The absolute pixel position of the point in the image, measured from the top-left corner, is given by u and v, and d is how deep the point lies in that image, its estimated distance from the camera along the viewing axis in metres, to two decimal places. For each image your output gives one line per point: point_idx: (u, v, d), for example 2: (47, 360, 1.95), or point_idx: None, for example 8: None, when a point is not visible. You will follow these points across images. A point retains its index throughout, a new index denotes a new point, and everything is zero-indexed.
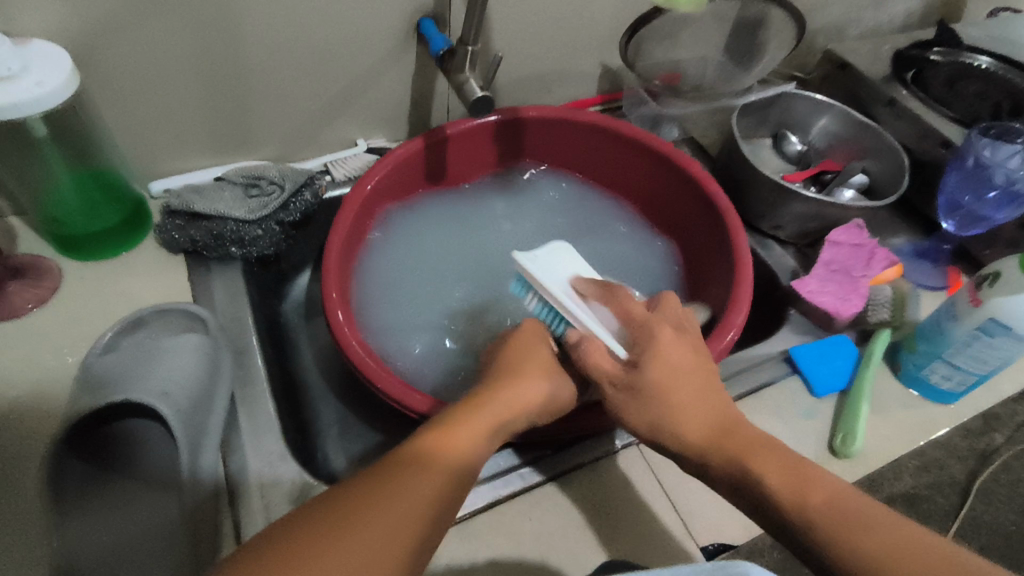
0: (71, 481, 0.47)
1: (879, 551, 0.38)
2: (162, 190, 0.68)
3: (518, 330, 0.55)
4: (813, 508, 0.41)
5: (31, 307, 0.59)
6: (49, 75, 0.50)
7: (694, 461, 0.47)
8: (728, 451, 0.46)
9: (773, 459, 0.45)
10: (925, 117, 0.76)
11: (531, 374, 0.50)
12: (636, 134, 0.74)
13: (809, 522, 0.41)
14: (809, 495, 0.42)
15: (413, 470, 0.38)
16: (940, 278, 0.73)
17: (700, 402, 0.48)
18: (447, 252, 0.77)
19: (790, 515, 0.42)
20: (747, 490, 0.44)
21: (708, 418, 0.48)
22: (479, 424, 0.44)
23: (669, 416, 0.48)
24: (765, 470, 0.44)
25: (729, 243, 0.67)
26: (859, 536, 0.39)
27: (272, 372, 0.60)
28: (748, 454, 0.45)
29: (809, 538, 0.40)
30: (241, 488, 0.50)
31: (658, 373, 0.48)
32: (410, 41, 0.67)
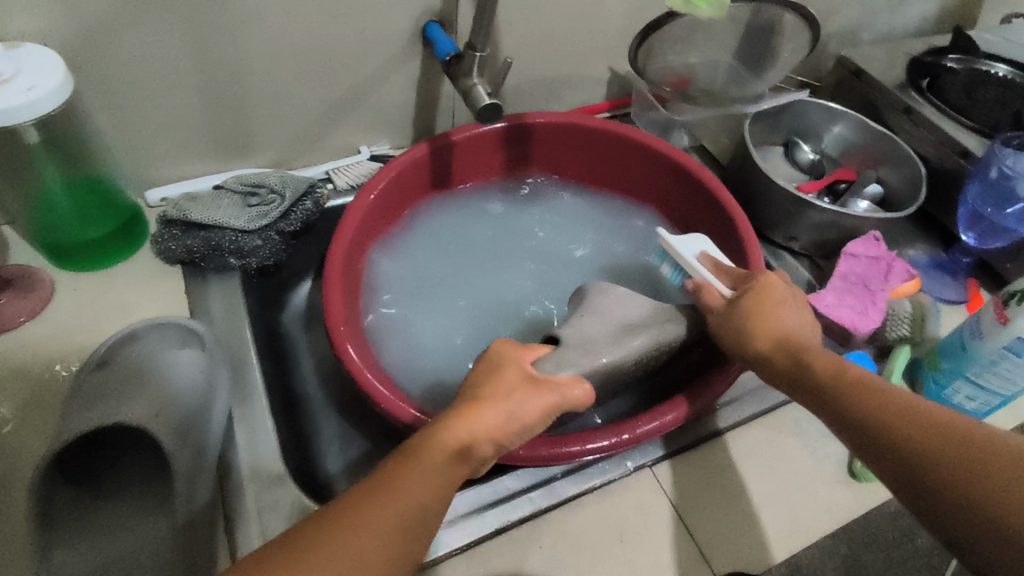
0: (61, 504, 0.45)
1: (899, 415, 0.40)
2: (159, 198, 0.67)
3: (493, 347, 0.48)
4: (855, 389, 0.43)
5: (22, 319, 0.57)
6: (42, 79, 0.48)
7: (758, 361, 0.49)
8: (790, 354, 0.48)
9: (819, 356, 0.47)
10: (943, 125, 0.74)
11: (496, 394, 0.43)
12: (646, 141, 0.72)
13: (843, 387, 0.43)
14: (848, 374, 0.44)
15: (403, 464, 0.39)
16: (959, 291, 0.71)
17: (777, 318, 0.50)
18: (451, 263, 0.75)
19: (846, 399, 0.43)
20: (802, 382, 0.46)
21: (786, 327, 0.50)
22: (484, 419, 0.41)
23: (744, 330, 0.50)
24: (813, 354, 0.47)
25: (744, 254, 0.65)
26: (883, 400, 0.41)
27: (271, 387, 0.58)
28: (811, 355, 0.47)
29: (837, 394, 0.43)
30: (237, 511, 0.47)
31: (750, 304, 0.52)
32: (416, 46, 0.66)
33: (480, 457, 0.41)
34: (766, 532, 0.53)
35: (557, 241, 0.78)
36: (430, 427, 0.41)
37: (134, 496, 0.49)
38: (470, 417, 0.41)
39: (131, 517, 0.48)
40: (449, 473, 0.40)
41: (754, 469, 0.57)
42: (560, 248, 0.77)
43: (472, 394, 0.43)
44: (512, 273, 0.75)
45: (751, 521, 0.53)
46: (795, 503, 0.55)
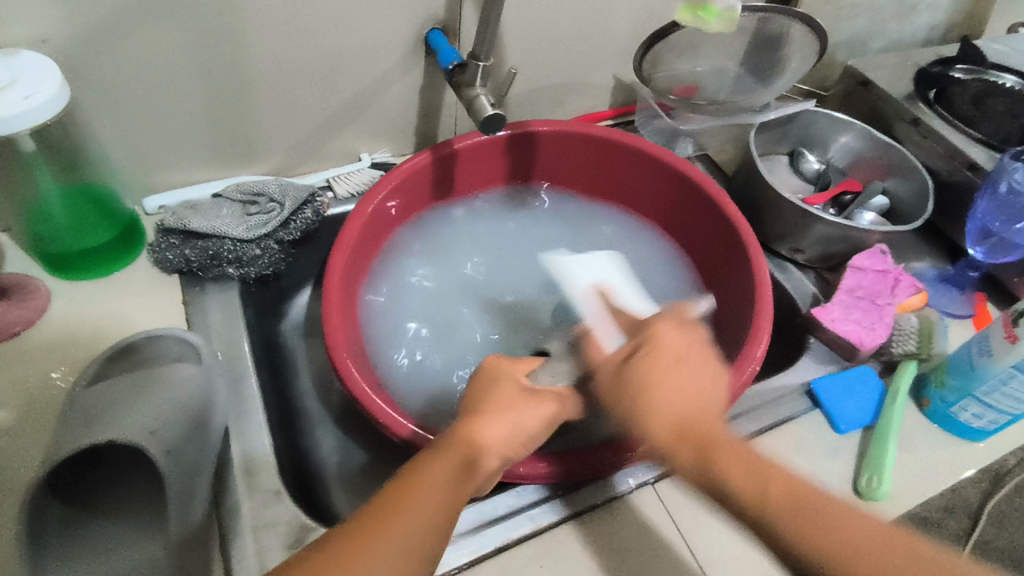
0: (54, 524, 0.44)
1: (843, 557, 0.39)
2: (156, 206, 0.66)
3: (483, 365, 0.51)
4: (775, 497, 0.42)
5: (17, 329, 0.56)
6: (38, 88, 0.47)
7: (662, 452, 0.45)
8: (692, 445, 0.44)
9: (740, 461, 0.43)
10: (950, 137, 0.73)
11: (499, 406, 0.46)
12: (651, 151, 0.71)
13: (767, 510, 0.41)
14: (771, 487, 0.42)
15: (427, 467, 0.40)
16: (966, 306, 0.70)
17: (682, 390, 0.46)
18: (448, 276, 0.74)
19: (772, 509, 0.41)
20: (714, 484, 0.43)
21: (684, 407, 0.46)
22: (497, 431, 0.44)
23: (645, 410, 0.46)
24: (720, 457, 0.43)
25: (748, 268, 0.65)
26: (810, 525, 0.40)
27: (269, 399, 0.58)
28: (707, 438, 0.45)
29: (763, 519, 0.41)
30: (232, 531, 0.48)
31: (643, 364, 0.48)
32: (419, 54, 0.65)
33: (495, 466, 0.44)
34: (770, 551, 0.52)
35: (555, 254, 0.78)
36: (452, 432, 0.44)
37: (126, 513, 0.48)
38: (482, 428, 0.44)
39: (126, 535, 0.48)
40: (466, 480, 0.41)
41: None
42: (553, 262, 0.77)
43: (477, 404, 0.47)
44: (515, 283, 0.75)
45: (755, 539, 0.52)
46: None
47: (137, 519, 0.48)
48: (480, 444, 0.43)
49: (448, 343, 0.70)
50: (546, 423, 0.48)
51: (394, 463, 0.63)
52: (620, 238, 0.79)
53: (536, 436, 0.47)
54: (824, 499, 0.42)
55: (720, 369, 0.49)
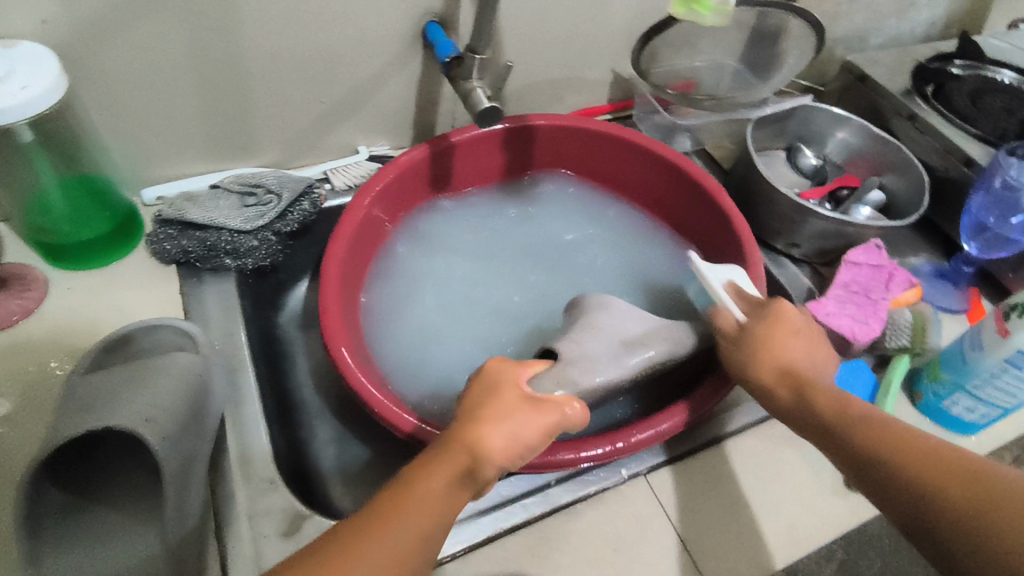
0: (52, 507, 0.45)
1: (914, 458, 0.39)
2: (155, 197, 0.67)
3: (488, 366, 0.46)
4: (855, 419, 0.43)
5: (16, 319, 0.57)
6: (36, 79, 0.47)
7: (762, 395, 0.49)
8: (790, 384, 0.48)
9: (828, 396, 0.46)
10: (947, 133, 0.74)
11: (499, 416, 0.42)
12: (647, 144, 0.72)
13: (846, 425, 0.43)
14: (850, 409, 0.44)
15: (423, 475, 0.40)
16: (961, 301, 0.71)
17: (800, 348, 0.50)
18: (445, 266, 0.74)
19: (844, 431, 0.43)
20: (805, 408, 0.46)
21: (795, 360, 0.49)
22: (494, 442, 0.41)
23: (751, 356, 0.50)
24: (815, 391, 0.46)
25: (743, 261, 0.65)
26: (879, 433, 0.42)
27: (265, 389, 0.58)
28: (809, 383, 0.47)
29: (842, 432, 0.43)
30: (228, 518, 0.49)
31: (759, 325, 0.51)
32: (417, 47, 0.65)
33: (492, 477, 0.41)
34: (761, 542, 0.52)
35: (554, 245, 0.77)
36: (448, 439, 0.41)
37: (122, 501, 0.49)
38: (482, 436, 0.41)
39: (122, 522, 0.48)
40: (463, 488, 0.40)
41: (747, 480, 0.56)
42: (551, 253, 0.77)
43: (476, 409, 0.42)
44: (512, 273, 0.75)
45: (746, 529, 0.53)
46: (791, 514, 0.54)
47: (132, 506, 0.49)
48: (480, 454, 0.40)
49: (447, 333, 0.70)
50: (548, 434, 0.43)
51: (390, 454, 0.64)
52: (618, 231, 0.78)
53: (542, 446, 0.43)
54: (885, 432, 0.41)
55: (834, 354, 0.53)
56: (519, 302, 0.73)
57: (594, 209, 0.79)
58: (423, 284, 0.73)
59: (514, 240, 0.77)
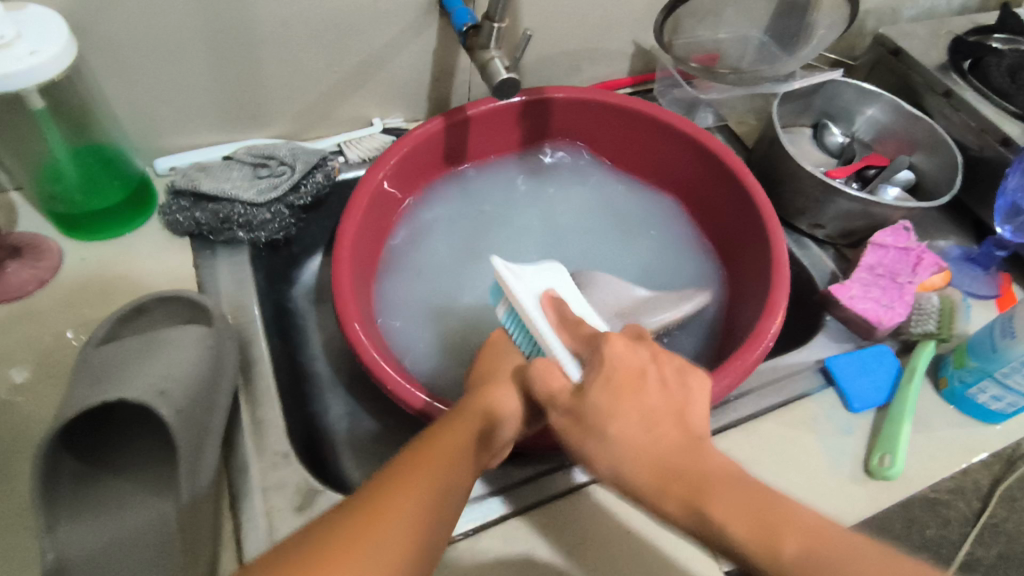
0: (67, 477, 0.45)
1: (845, 560, 0.32)
2: (168, 167, 0.66)
3: (492, 338, 0.53)
4: (788, 552, 0.33)
5: (30, 288, 0.57)
6: (42, 45, 0.46)
7: (646, 501, 0.38)
8: (679, 494, 0.37)
9: (726, 484, 0.36)
10: (983, 110, 0.71)
11: (505, 378, 0.48)
12: (670, 121, 0.69)
13: (773, 556, 0.33)
14: (781, 537, 0.34)
15: (445, 431, 0.42)
16: (990, 286, 0.69)
17: (649, 424, 0.40)
18: (441, 232, 0.74)
19: (731, 545, 0.35)
20: (702, 518, 0.36)
21: (652, 442, 0.39)
22: (512, 401, 0.46)
23: (608, 441, 0.40)
24: (713, 500, 0.36)
25: (766, 241, 0.63)
26: (833, 567, 0.32)
27: (277, 362, 0.58)
28: (706, 486, 0.36)
29: (773, 562, 0.33)
30: (242, 490, 0.49)
31: (603, 398, 0.41)
32: (432, 15, 0.63)
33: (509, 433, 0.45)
34: None
35: (575, 221, 0.77)
36: (467, 401, 0.46)
37: (135, 473, 0.49)
38: (496, 399, 0.45)
39: (136, 494, 0.49)
40: (481, 446, 0.42)
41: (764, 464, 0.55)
42: (565, 225, 0.76)
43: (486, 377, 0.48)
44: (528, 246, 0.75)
45: None
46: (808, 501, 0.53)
47: (146, 477, 0.49)
48: (500, 410, 0.45)
49: (444, 300, 0.70)
50: None
51: (403, 430, 0.64)
52: (608, 196, 0.78)
53: (544, 416, 0.48)
54: None
55: (703, 372, 0.44)
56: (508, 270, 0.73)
57: (596, 177, 0.78)
58: (437, 254, 0.72)
59: (502, 206, 0.76)
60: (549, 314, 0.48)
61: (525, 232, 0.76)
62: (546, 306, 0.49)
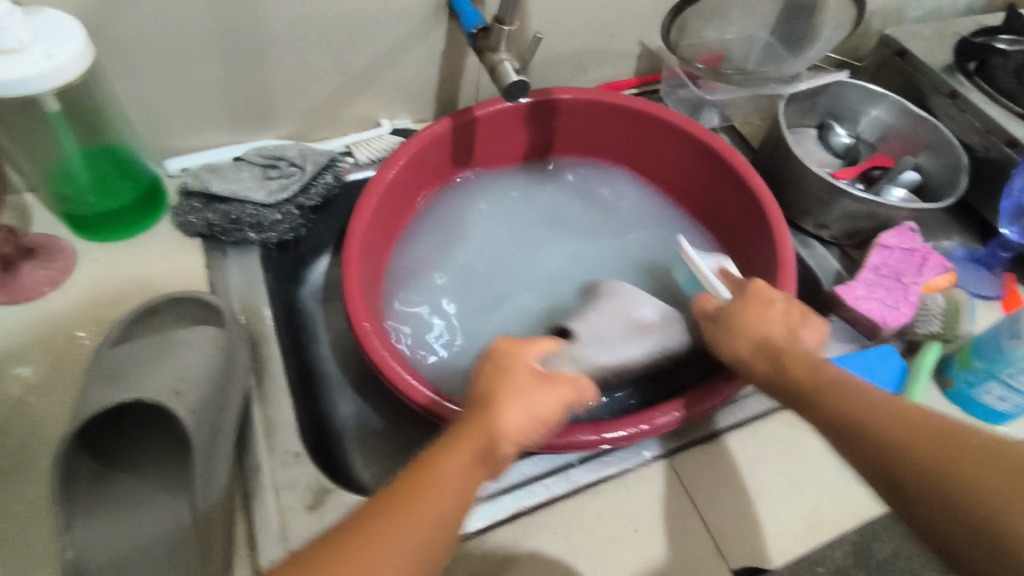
0: (83, 476, 0.46)
1: (885, 419, 0.40)
2: (178, 168, 0.66)
3: (496, 348, 0.47)
4: (827, 397, 0.43)
5: (45, 289, 0.58)
6: (59, 48, 0.47)
7: (741, 366, 0.50)
8: (766, 358, 0.49)
9: (810, 359, 0.47)
10: (988, 111, 0.71)
11: (512, 392, 0.43)
12: (677, 122, 0.70)
13: (823, 394, 0.44)
14: (822, 390, 0.44)
15: (443, 455, 0.40)
16: (994, 287, 0.69)
17: (768, 323, 0.51)
18: (444, 233, 0.74)
19: (800, 390, 0.45)
20: (787, 386, 0.46)
21: (763, 327, 0.51)
22: (519, 416, 0.42)
23: (731, 330, 0.52)
24: (789, 358, 0.47)
25: (772, 242, 0.63)
26: (874, 412, 0.41)
27: (288, 362, 0.59)
28: (788, 367, 0.47)
29: (826, 398, 0.43)
30: (255, 489, 0.49)
31: (737, 306, 0.53)
32: (441, 16, 0.63)
33: (515, 449, 0.42)
34: (783, 527, 0.52)
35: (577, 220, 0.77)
36: (470, 416, 0.43)
37: (149, 472, 0.50)
38: (501, 416, 0.42)
39: (150, 493, 0.49)
40: (479, 469, 0.40)
41: (769, 464, 0.55)
42: (567, 224, 0.76)
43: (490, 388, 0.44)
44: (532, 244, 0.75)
45: (768, 514, 0.53)
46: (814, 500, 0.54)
47: (159, 477, 0.50)
48: (507, 427, 0.42)
49: (455, 297, 0.70)
50: (564, 406, 0.45)
51: (411, 429, 0.64)
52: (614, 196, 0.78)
53: (553, 423, 0.45)
54: (941, 453, 0.37)
55: (822, 325, 0.52)
56: (513, 267, 0.73)
57: (600, 179, 0.78)
58: (442, 254, 0.72)
59: (505, 204, 0.76)
60: (720, 276, 0.63)
61: (527, 231, 0.76)
62: (718, 272, 0.63)
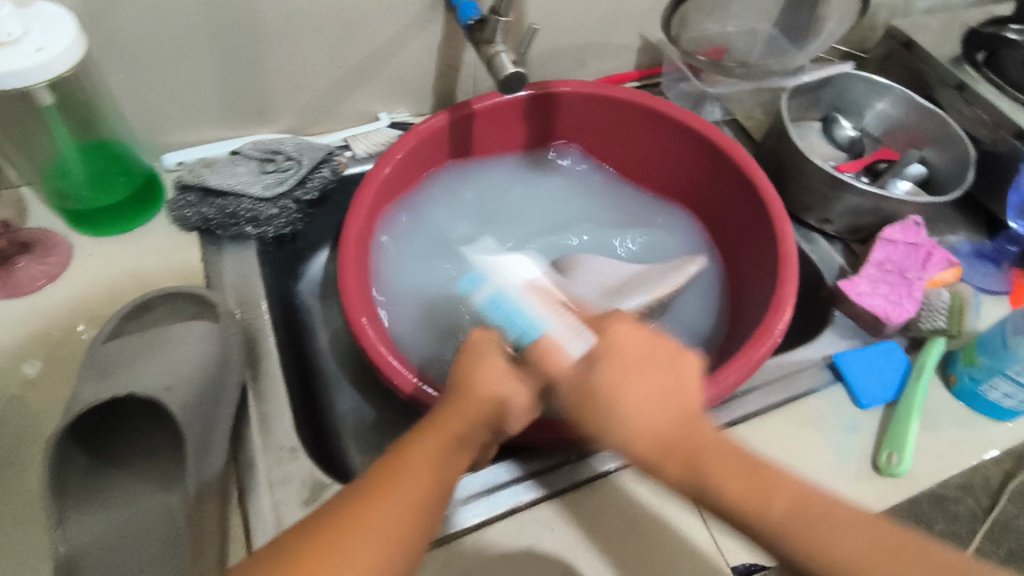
0: (74, 471, 0.46)
1: (854, 553, 0.37)
2: (175, 162, 0.66)
3: (471, 340, 0.47)
4: (777, 513, 0.38)
5: (40, 283, 0.58)
6: (50, 41, 0.46)
7: (647, 467, 0.41)
8: (681, 460, 0.40)
9: (720, 453, 0.40)
10: (996, 103, 0.70)
11: (489, 381, 0.44)
12: (679, 116, 0.69)
13: (761, 514, 0.38)
14: (772, 497, 0.39)
15: (420, 442, 0.41)
16: (1002, 281, 0.68)
17: (661, 402, 0.41)
18: (451, 213, 0.73)
19: (749, 513, 0.39)
20: (706, 497, 0.40)
21: (657, 399, 0.41)
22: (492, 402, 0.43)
23: (615, 418, 0.41)
24: (718, 471, 0.39)
25: (773, 237, 0.63)
26: (836, 537, 0.37)
27: (284, 357, 0.59)
28: (702, 459, 0.40)
29: (778, 525, 0.38)
30: (249, 484, 0.49)
31: (610, 374, 0.42)
32: (439, 9, 0.63)
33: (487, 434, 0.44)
34: None
35: (583, 204, 0.77)
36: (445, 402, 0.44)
37: (142, 469, 0.50)
38: (477, 400, 0.43)
39: (143, 488, 0.49)
40: (456, 456, 0.42)
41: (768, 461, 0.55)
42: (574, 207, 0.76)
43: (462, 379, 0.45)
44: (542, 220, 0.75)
45: None
46: None
47: (152, 472, 0.50)
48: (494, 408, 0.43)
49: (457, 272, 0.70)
50: (542, 395, 0.46)
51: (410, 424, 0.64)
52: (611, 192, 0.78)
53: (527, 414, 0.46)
54: (910, 566, 0.36)
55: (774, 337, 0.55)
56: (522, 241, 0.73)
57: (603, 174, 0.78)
58: (451, 233, 0.73)
59: (511, 183, 0.76)
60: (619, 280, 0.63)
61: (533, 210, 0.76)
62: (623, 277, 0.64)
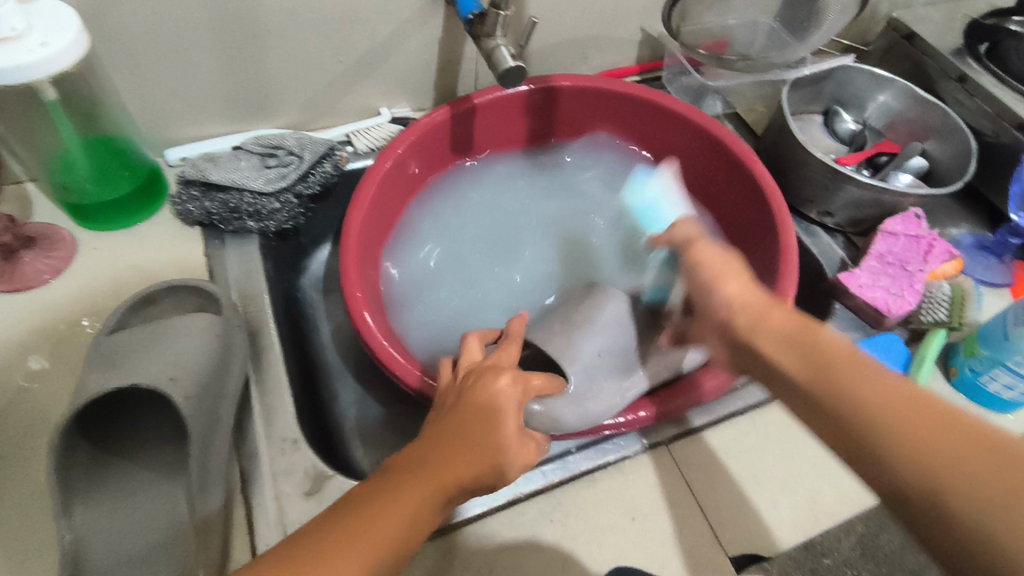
0: (80, 462, 0.46)
1: (898, 402, 0.34)
2: (177, 157, 0.67)
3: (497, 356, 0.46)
4: (833, 358, 0.37)
5: (45, 278, 0.58)
6: (53, 37, 0.47)
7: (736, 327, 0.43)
8: (781, 313, 0.42)
9: (790, 326, 0.41)
10: (998, 95, 0.69)
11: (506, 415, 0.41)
12: (680, 109, 0.69)
13: (827, 367, 0.37)
14: (824, 357, 0.38)
15: (431, 449, 0.38)
16: (1004, 274, 0.68)
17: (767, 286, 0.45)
18: (455, 211, 0.74)
19: (808, 371, 0.38)
20: (764, 345, 0.41)
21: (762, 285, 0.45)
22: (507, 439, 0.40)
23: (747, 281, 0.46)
24: (820, 326, 0.40)
25: (774, 229, 0.62)
26: (874, 386, 0.35)
27: (287, 350, 0.59)
28: (777, 324, 0.41)
29: (838, 381, 0.36)
30: (252, 476, 0.50)
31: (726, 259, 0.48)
32: (439, 3, 0.63)
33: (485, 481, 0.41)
34: (783, 515, 0.52)
35: (583, 198, 0.76)
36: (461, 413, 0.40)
37: (146, 460, 0.50)
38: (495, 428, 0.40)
39: (148, 479, 0.50)
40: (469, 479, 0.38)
41: (768, 452, 0.55)
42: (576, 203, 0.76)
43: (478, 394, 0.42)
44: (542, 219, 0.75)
45: (767, 503, 0.52)
46: (814, 487, 0.53)
47: (157, 464, 0.50)
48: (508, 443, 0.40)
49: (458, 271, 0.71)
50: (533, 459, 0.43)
51: (412, 416, 0.64)
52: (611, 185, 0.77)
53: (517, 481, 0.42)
54: (956, 443, 0.32)
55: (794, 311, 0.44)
56: (522, 240, 0.73)
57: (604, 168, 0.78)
58: (453, 228, 0.73)
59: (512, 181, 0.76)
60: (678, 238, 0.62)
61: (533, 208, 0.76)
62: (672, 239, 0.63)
